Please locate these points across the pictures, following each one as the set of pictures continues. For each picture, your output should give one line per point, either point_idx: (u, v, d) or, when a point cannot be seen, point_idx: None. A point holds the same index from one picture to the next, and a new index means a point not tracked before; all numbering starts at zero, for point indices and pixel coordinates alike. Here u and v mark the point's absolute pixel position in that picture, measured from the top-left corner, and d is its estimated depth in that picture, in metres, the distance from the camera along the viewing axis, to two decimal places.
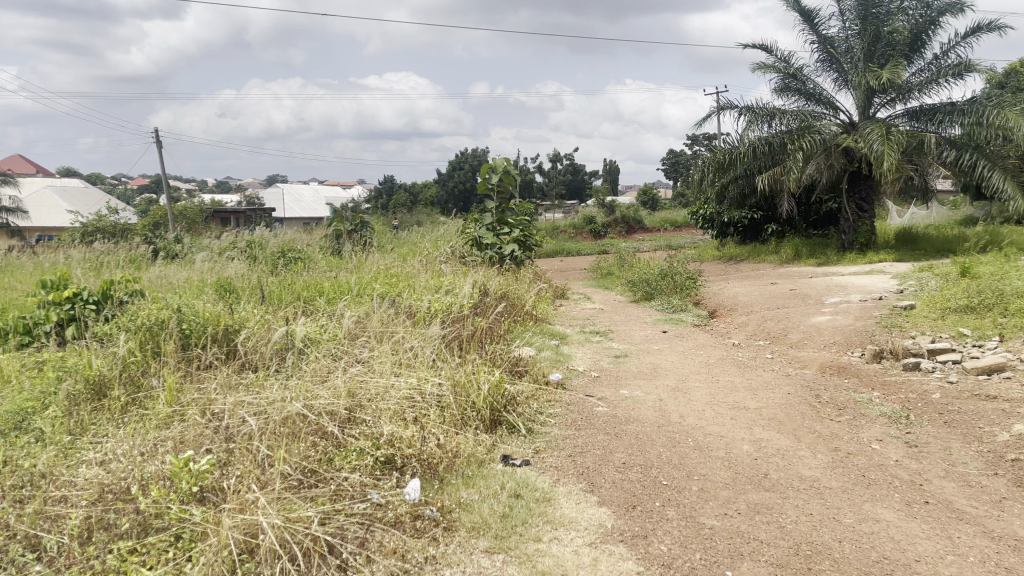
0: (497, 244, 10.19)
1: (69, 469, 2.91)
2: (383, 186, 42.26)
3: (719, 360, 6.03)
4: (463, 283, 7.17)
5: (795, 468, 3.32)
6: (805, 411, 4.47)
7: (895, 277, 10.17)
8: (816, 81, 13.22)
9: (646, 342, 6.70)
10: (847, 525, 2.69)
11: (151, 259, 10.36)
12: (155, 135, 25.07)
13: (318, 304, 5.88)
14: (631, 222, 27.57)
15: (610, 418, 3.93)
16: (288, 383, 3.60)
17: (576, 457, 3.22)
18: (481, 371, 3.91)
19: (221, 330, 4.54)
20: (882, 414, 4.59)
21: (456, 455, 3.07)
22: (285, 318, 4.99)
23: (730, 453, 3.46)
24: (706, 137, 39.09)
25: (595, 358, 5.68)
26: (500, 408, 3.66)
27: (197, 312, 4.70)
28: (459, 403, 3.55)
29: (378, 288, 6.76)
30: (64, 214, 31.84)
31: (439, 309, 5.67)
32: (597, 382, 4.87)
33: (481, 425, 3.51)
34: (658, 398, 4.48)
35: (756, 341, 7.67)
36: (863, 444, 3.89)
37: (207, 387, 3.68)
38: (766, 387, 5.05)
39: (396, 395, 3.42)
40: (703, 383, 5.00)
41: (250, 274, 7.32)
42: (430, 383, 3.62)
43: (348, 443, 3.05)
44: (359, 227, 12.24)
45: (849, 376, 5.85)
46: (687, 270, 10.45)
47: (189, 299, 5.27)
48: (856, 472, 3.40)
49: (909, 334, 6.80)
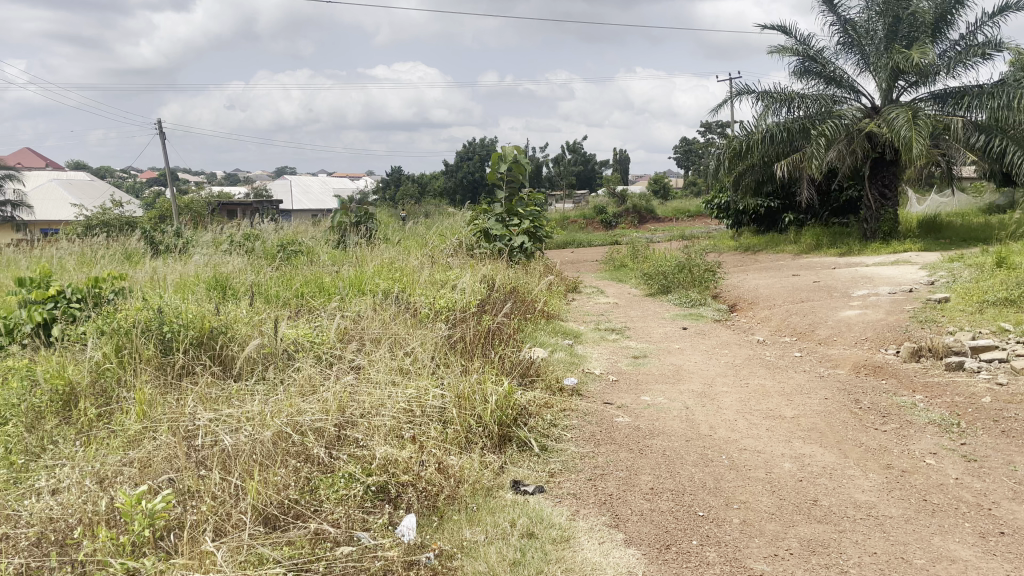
0: (506, 236, 9.82)
1: (14, 500, 2.51)
2: (391, 176, 41.90)
3: (746, 360, 5.61)
4: (471, 278, 6.78)
5: (847, 492, 2.90)
6: (847, 419, 4.05)
7: (923, 267, 9.70)
8: (836, 64, 12.70)
9: (665, 339, 6.29)
10: (919, 569, 2.27)
11: (150, 254, 10.02)
12: (159, 129, 24.75)
13: (316, 303, 5.52)
14: (642, 211, 27.04)
15: (632, 431, 3.53)
16: (271, 396, 3.25)
17: (598, 481, 2.82)
18: (488, 380, 3.52)
19: (206, 334, 4.17)
20: (929, 422, 4.17)
21: (460, 483, 2.67)
22: (277, 320, 4.62)
23: (771, 473, 3.04)
24: (718, 125, 38.48)
25: (612, 359, 5.28)
26: (510, 422, 3.26)
27: (181, 313, 4.33)
28: (462, 417, 3.16)
29: (381, 283, 6.38)
30: (70, 208, 31.65)
31: (445, 307, 5.29)
32: (616, 387, 4.48)
33: (488, 444, 3.11)
34: (684, 406, 4.08)
35: (781, 338, 7.24)
36: (916, 459, 3.47)
37: (181, 402, 3.31)
38: (800, 392, 4.63)
39: (391, 409, 3.04)
40: (732, 387, 4.59)
41: (247, 269, 6.96)
42: (430, 394, 3.23)
43: (335, 468, 2.67)
44: (364, 219, 11.87)
45: (886, 377, 5.42)
46: (704, 261, 10.03)
47: (176, 298, 4.91)
48: (917, 495, 2.97)
49: (945, 329, 6.35)
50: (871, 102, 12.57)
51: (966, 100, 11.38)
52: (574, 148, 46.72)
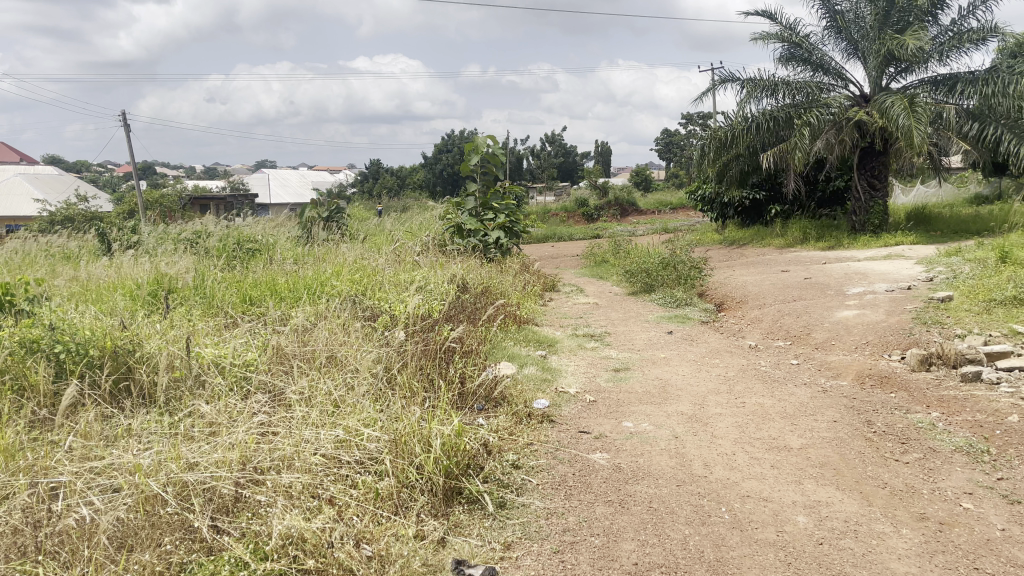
0: (481, 231, 9.18)
1: None
2: (369, 169, 41.01)
3: (740, 371, 5.02)
4: (437, 280, 6.15)
5: (877, 560, 2.31)
6: (862, 449, 3.47)
7: (920, 262, 9.19)
8: (824, 51, 12.14)
9: (649, 347, 5.68)
10: None
11: (97, 252, 9.28)
12: (123, 120, 23.74)
13: (258, 312, 4.90)
14: (623, 203, 26.43)
15: (613, 474, 2.91)
16: (160, 442, 2.66)
17: (566, 555, 2.24)
18: (436, 416, 2.89)
19: (109, 354, 3.53)
20: (955, 450, 3.59)
21: (384, 569, 2.07)
22: (200, 335, 3.98)
23: (784, 533, 2.45)
24: (700, 116, 37.98)
25: (590, 373, 4.68)
26: (461, 472, 2.63)
27: (79, 327, 3.67)
28: (398, 467, 2.55)
29: (337, 285, 5.75)
30: (33, 203, 30.62)
31: (403, 316, 4.68)
32: (593, 410, 3.88)
33: (431, 502, 2.49)
34: (672, 435, 3.48)
35: (774, 342, 6.67)
36: (950, 505, 2.88)
37: (45, 451, 2.67)
38: (804, 412, 4.04)
39: (306, 463, 2.45)
40: (726, 408, 4.00)
41: (191, 268, 6.28)
42: (362, 436, 2.64)
43: (220, 548, 2.08)
44: (333, 214, 11.20)
45: (894, 391, 4.84)
46: (690, 257, 9.45)
47: (89, 309, 4.25)
48: (965, 560, 2.37)
49: (954, 332, 5.79)
50: (859, 90, 12.03)
51: (959, 87, 10.84)
52: (555, 140, 46.09)
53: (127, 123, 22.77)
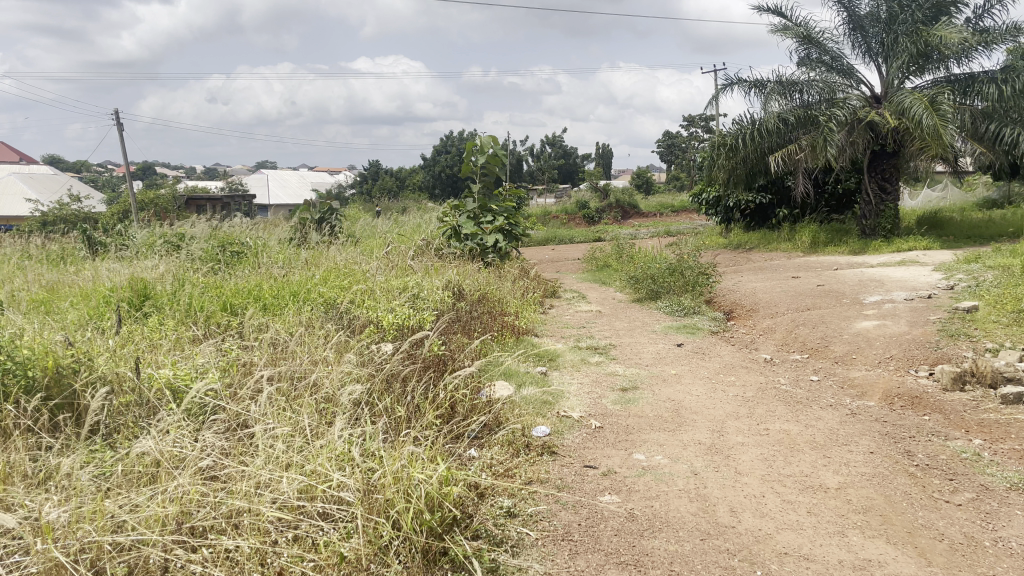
0: (478, 235, 8.74)
1: None
2: (369, 171, 40.70)
3: (760, 391, 4.59)
4: (431, 287, 5.73)
5: None
6: (906, 488, 3.04)
7: (937, 268, 8.76)
8: (837, 49, 11.67)
9: (658, 362, 5.26)
10: None
11: (75, 253, 8.84)
12: (114, 118, 23.07)
13: (230, 323, 4.47)
14: (624, 206, 26.04)
15: (625, 525, 2.49)
16: (89, 487, 2.25)
17: None
18: (420, 457, 2.46)
19: (53, 373, 3.08)
20: (1010, 488, 3.15)
21: None
22: (160, 352, 3.54)
23: None
24: (703, 118, 37.63)
25: (595, 393, 4.25)
26: (445, 527, 2.22)
27: (20, 342, 3.21)
28: (369, 524, 2.14)
29: (322, 292, 5.34)
30: (26, 203, 30.17)
31: (390, 328, 4.26)
32: (599, 438, 3.45)
33: (408, 567, 2.08)
34: (690, 471, 3.05)
35: (790, 356, 6.25)
36: (1018, 560, 2.43)
37: None
38: (836, 442, 3.61)
39: (255, 521, 2.05)
40: (749, 436, 3.57)
41: (167, 272, 5.86)
42: (331, 483, 2.24)
43: None
44: (327, 215, 10.76)
45: (927, 413, 4.40)
46: (698, 263, 8.93)
47: (39, 322, 3.81)
48: None
49: (985, 347, 5.35)
50: (871, 90, 11.59)
51: (976, 87, 10.38)
52: (554, 141, 45.66)
53: (121, 123, 22.31)
